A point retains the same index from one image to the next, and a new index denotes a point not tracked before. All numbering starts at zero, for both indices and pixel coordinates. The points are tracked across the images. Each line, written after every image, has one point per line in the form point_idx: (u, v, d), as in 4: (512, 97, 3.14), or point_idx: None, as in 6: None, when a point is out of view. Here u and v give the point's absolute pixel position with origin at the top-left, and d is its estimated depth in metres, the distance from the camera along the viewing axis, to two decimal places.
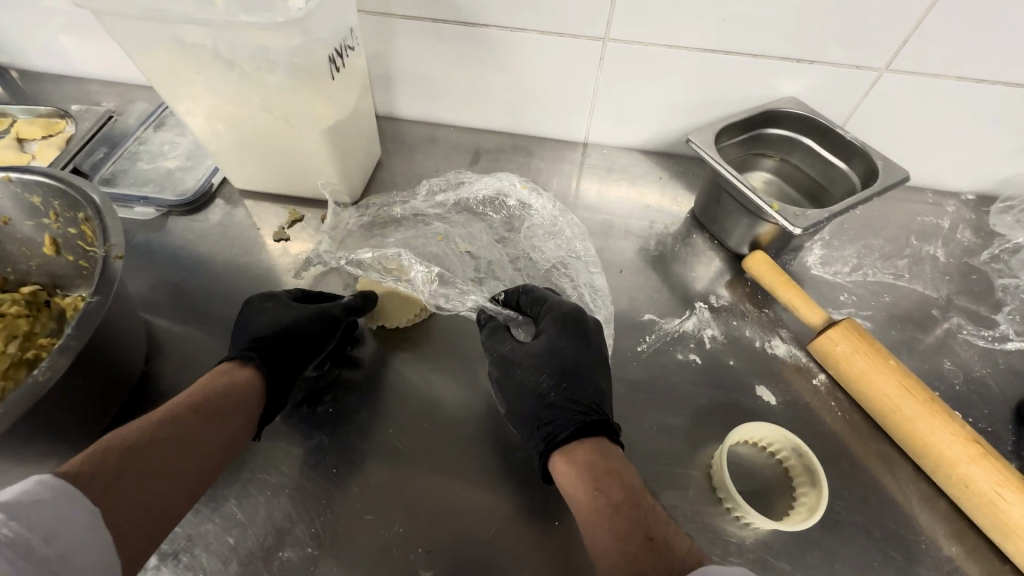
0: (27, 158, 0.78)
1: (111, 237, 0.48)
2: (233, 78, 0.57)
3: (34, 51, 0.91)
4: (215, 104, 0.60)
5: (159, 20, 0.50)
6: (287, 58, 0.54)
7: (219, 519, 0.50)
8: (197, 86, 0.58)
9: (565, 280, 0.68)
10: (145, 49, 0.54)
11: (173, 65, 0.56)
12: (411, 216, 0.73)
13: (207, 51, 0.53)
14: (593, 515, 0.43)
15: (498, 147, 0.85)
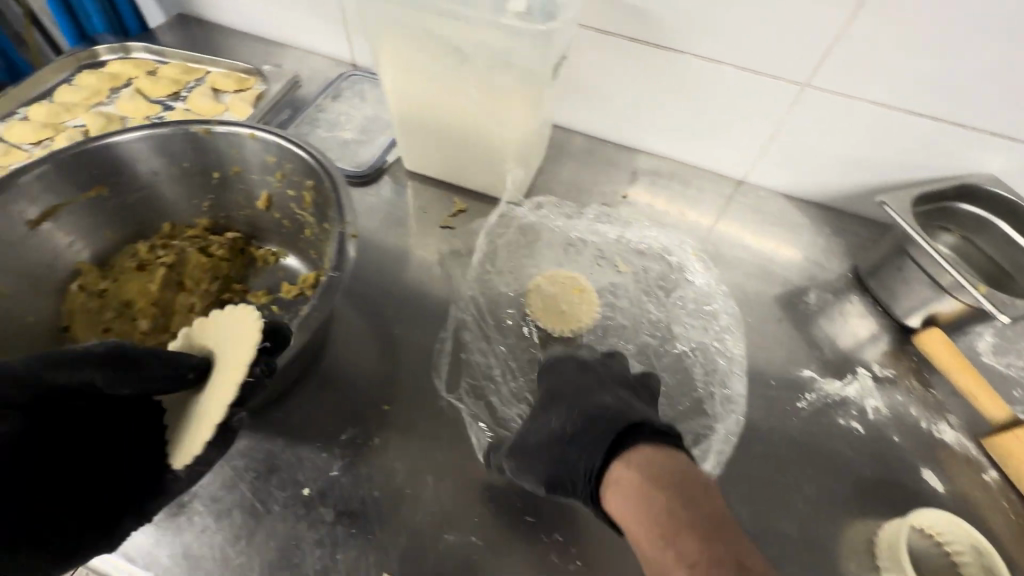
0: (221, 109, 0.83)
1: (348, 213, 0.51)
2: (461, 74, 0.59)
3: (233, 9, 0.98)
4: (430, 93, 0.63)
5: (424, 13, 0.54)
6: (523, 64, 0.56)
7: (388, 489, 0.51)
8: (421, 75, 0.62)
9: (706, 368, 0.61)
10: (392, 35, 0.58)
11: (406, 55, 0.60)
12: (566, 241, 0.71)
13: (450, 47, 0.57)
14: (661, 546, 0.35)
15: (655, 170, 0.85)
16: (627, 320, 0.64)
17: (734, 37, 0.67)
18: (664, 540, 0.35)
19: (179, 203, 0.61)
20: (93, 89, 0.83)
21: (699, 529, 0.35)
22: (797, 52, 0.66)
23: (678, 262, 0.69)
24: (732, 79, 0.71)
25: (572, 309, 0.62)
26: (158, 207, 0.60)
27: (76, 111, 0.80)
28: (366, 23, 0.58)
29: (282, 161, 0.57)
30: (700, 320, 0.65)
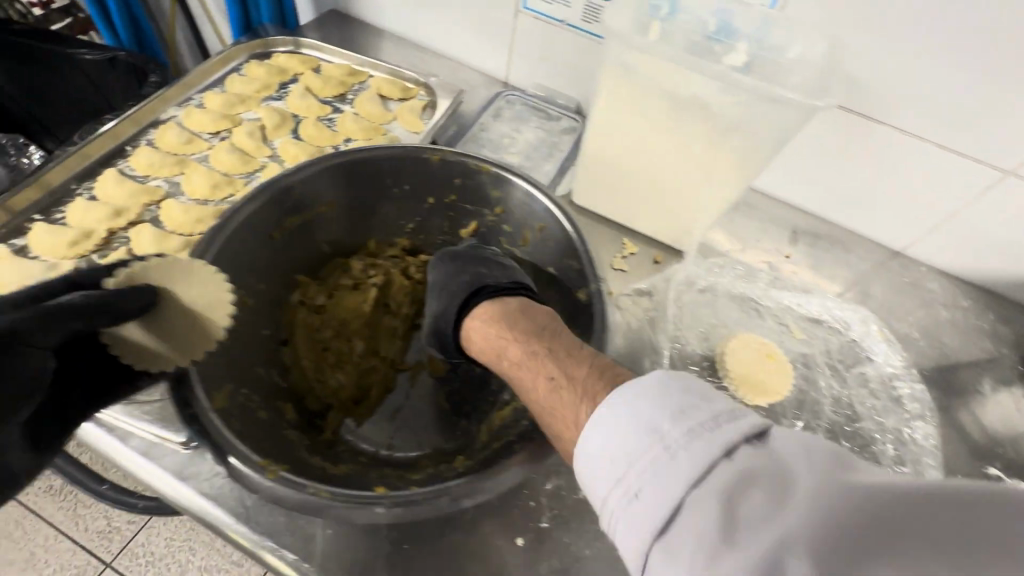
0: (389, 118, 0.83)
1: (599, 271, 0.49)
2: (697, 129, 0.60)
3: (395, 15, 0.98)
4: (648, 141, 0.64)
5: (687, 71, 0.56)
6: (768, 130, 0.57)
7: (599, 548, 0.50)
8: (647, 122, 0.62)
9: (899, 456, 0.59)
10: (637, 82, 0.60)
11: (640, 103, 0.61)
12: (745, 301, 0.70)
13: (698, 104, 0.58)
14: (521, 363, 0.43)
15: (814, 231, 0.83)
16: (815, 395, 0.63)
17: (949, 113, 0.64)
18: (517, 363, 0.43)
19: (386, 220, 0.60)
20: (263, 82, 0.83)
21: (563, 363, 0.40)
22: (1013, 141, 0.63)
23: (861, 339, 0.68)
24: (931, 157, 0.69)
25: (773, 379, 0.60)
26: (366, 226, 0.59)
27: (250, 103, 0.80)
28: (612, 63, 0.61)
29: (523, 200, 0.54)
30: (886, 402, 0.63)
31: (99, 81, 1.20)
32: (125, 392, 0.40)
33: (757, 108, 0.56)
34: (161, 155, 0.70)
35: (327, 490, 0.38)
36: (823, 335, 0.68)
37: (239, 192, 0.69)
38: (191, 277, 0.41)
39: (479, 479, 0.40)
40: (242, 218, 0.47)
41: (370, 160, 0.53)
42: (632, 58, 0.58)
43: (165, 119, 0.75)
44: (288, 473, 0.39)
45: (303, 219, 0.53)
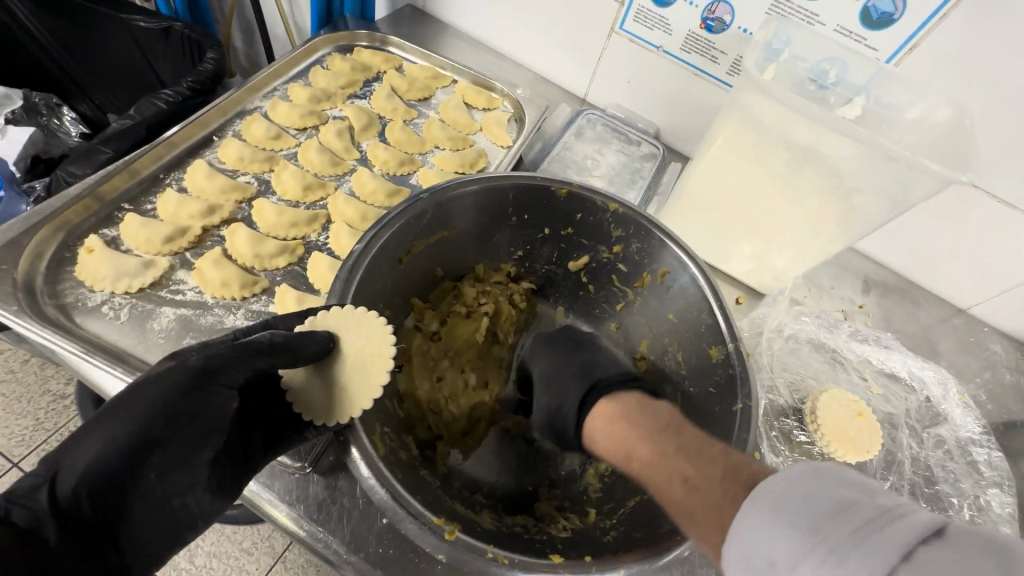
0: (475, 128, 0.81)
1: (737, 333, 0.48)
2: (822, 183, 0.59)
3: (476, 20, 0.95)
4: (762, 188, 0.63)
5: (819, 128, 0.55)
6: (899, 196, 0.56)
7: None
8: (765, 172, 0.61)
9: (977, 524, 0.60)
10: (761, 131, 0.59)
11: (759, 150, 0.61)
12: (829, 352, 0.70)
13: (826, 162, 0.57)
14: (649, 464, 0.37)
15: (887, 284, 0.84)
16: (895, 453, 0.64)
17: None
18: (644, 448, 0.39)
19: (498, 246, 0.61)
20: (348, 78, 0.80)
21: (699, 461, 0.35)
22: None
23: (941, 401, 0.69)
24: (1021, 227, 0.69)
25: (865, 440, 0.61)
26: (477, 249, 0.60)
27: (335, 100, 0.77)
28: (735, 108, 0.61)
29: (653, 245, 0.54)
30: (963, 466, 0.64)
31: (148, 48, 1.14)
32: (299, 441, 0.47)
33: (888, 169, 0.54)
34: (251, 149, 0.67)
35: (509, 556, 0.37)
36: (903, 394, 0.69)
37: (330, 196, 0.67)
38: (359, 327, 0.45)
39: (624, 539, 0.41)
40: (383, 242, 0.48)
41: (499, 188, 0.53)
42: (759, 106, 0.58)
43: (251, 111, 0.73)
44: (465, 532, 0.39)
45: (426, 241, 0.54)
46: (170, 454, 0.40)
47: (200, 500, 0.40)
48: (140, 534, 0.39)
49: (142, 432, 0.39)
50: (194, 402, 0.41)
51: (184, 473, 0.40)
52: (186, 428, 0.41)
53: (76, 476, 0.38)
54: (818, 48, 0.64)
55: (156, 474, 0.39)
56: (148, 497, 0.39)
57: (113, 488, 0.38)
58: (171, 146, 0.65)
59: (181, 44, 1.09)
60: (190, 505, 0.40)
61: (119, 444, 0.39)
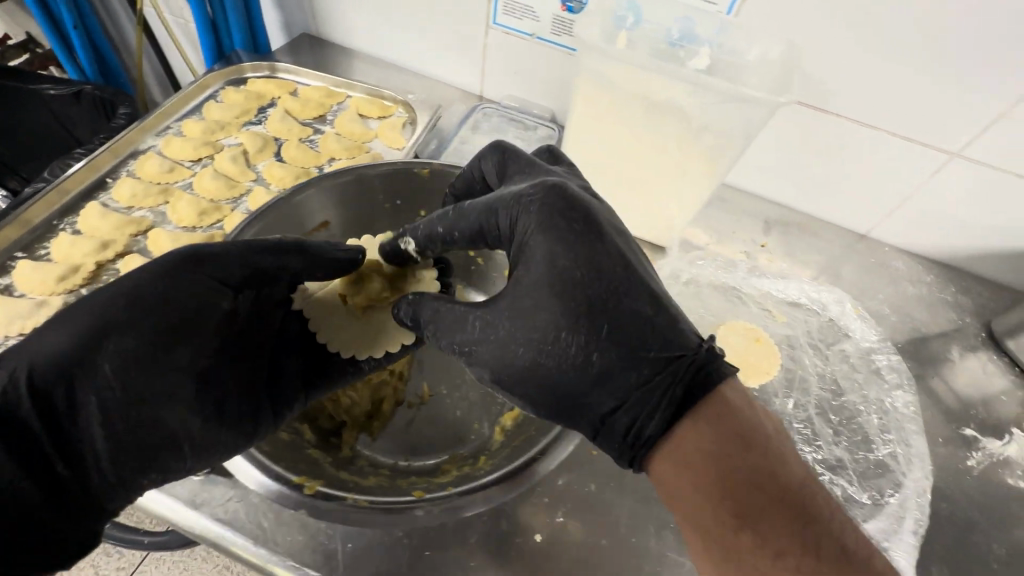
0: (370, 136, 0.84)
1: None
2: (674, 129, 0.63)
3: (365, 39, 1.00)
4: (625, 141, 0.67)
5: (656, 73, 0.59)
6: (739, 128, 0.60)
7: (613, 537, 0.51)
8: (625, 125, 0.65)
9: (882, 426, 0.63)
10: (610, 86, 0.63)
11: (615, 104, 0.64)
12: (730, 291, 0.73)
13: (672, 107, 0.61)
14: (732, 514, 0.39)
15: (785, 221, 0.89)
16: (800, 372, 0.66)
17: (895, 104, 0.71)
18: (731, 538, 0.39)
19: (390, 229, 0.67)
20: (242, 107, 0.83)
21: (779, 514, 0.38)
22: (952, 119, 0.70)
23: (838, 320, 0.72)
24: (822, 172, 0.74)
25: (765, 360, 0.64)
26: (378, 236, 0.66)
27: (229, 129, 0.80)
28: (581, 73, 0.65)
29: (528, 246, 0.45)
30: (867, 375, 0.67)
31: (64, 115, 1.16)
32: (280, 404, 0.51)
33: (724, 109, 0.60)
34: (143, 185, 0.70)
35: (370, 499, 0.46)
36: (803, 318, 0.72)
37: (226, 217, 0.70)
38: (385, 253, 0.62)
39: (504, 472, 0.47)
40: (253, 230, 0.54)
41: (363, 179, 0.60)
42: (606, 70, 0.62)
43: (144, 150, 0.75)
44: (327, 486, 0.47)
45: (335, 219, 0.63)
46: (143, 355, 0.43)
47: (183, 419, 0.44)
48: (102, 443, 0.41)
49: (116, 321, 0.42)
50: (167, 294, 0.45)
51: (163, 381, 0.44)
52: (157, 319, 0.44)
53: (21, 359, 0.40)
54: (660, 9, 0.69)
55: (121, 372, 0.42)
56: (110, 397, 0.42)
57: (64, 379, 0.40)
58: (63, 192, 0.67)
59: (93, 105, 1.11)
60: (170, 421, 0.44)
61: (76, 336, 0.41)
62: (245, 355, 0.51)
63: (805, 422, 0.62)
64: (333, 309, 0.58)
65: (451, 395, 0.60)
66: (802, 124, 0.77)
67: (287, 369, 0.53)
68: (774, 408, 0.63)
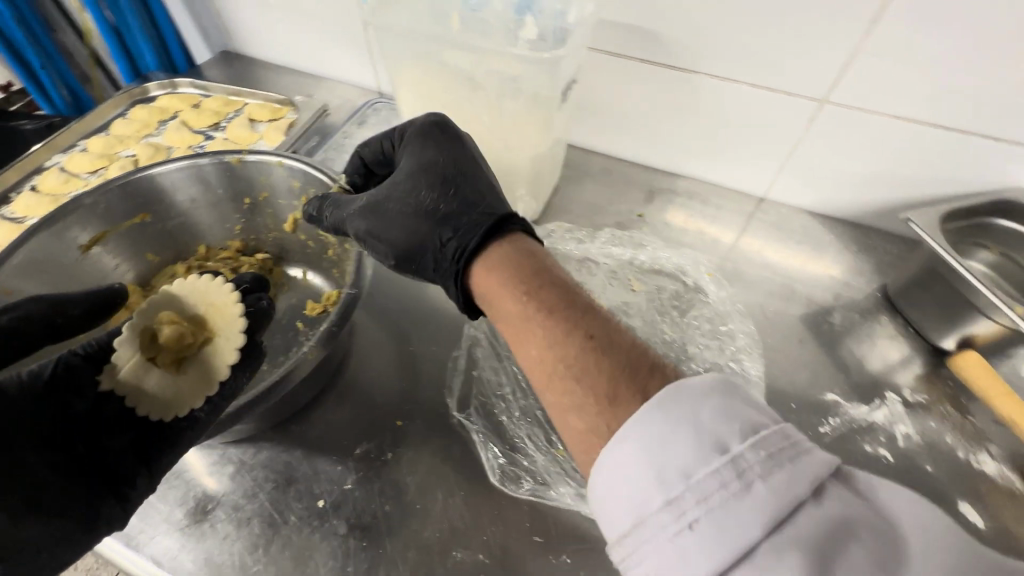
0: (256, 137, 0.89)
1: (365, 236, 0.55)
2: (471, 97, 0.61)
3: (268, 47, 1.04)
4: (442, 115, 0.65)
5: (433, 43, 0.57)
6: (530, 89, 0.58)
7: (397, 503, 0.52)
8: (433, 100, 0.64)
9: None
10: (405, 62, 0.61)
11: (442, 82, 0.61)
12: (582, 259, 0.71)
13: (461, 73, 0.59)
14: (545, 347, 0.40)
15: (672, 189, 0.85)
16: (642, 340, 0.63)
17: (753, 54, 0.67)
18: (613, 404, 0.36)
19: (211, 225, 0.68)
20: (142, 122, 0.90)
21: (644, 371, 0.37)
22: (802, 60, 0.65)
23: (694, 285, 0.68)
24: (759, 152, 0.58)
25: None
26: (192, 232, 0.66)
27: (127, 142, 0.87)
28: (397, 54, 0.61)
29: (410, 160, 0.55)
30: (715, 339, 0.63)
31: None
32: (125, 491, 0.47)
33: (505, 70, 0.57)
34: (38, 197, 0.78)
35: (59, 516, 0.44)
36: (657, 284, 0.68)
37: None
38: (199, 294, 0.56)
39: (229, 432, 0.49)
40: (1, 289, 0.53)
41: (132, 188, 0.59)
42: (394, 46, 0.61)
43: (49, 166, 0.84)
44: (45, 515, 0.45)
45: (116, 228, 0.61)
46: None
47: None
48: None
49: None
50: None
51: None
52: None
53: None
54: None
55: None
56: None
57: None
58: None
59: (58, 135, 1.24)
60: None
61: None
62: (65, 457, 0.47)
63: None
64: (137, 378, 0.51)
65: (270, 372, 0.65)
66: (658, 84, 0.74)
67: (112, 449, 0.49)
68: None
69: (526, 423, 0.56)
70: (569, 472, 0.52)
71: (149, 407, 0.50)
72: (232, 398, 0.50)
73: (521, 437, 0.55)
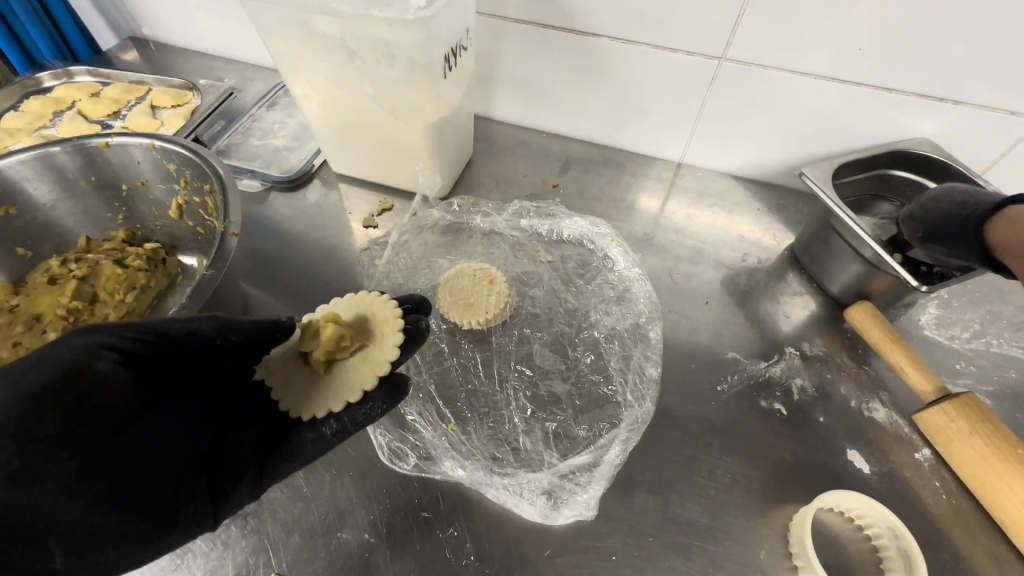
0: (157, 124, 0.85)
1: (230, 214, 0.54)
2: (351, 68, 0.58)
3: (171, 30, 0.99)
4: (327, 89, 0.62)
5: (297, 11, 0.54)
6: (406, 55, 0.55)
7: (285, 488, 0.51)
8: (314, 73, 0.61)
9: (618, 356, 0.59)
10: (275, 34, 0.58)
11: (320, 53, 0.58)
12: (489, 233, 0.70)
13: (334, 42, 0.56)
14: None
15: (589, 158, 0.84)
16: (544, 311, 0.63)
17: (650, 11, 0.64)
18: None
19: (94, 216, 0.65)
20: (33, 114, 0.85)
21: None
22: (697, 18, 0.63)
23: (599, 251, 0.67)
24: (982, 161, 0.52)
25: (478, 298, 0.60)
26: (69, 224, 0.63)
27: (17, 136, 0.83)
28: (264, 27, 0.57)
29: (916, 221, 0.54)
30: (616, 304, 0.63)
31: None
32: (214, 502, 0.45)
33: (377, 37, 0.54)
34: None
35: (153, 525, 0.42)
36: (563, 253, 0.68)
37: None
38: (372, 310, 0.53)
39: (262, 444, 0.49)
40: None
41: None
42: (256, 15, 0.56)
43: None
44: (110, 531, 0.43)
45: None
46: (26, 438, 0.37)
47: (66, 502, 0.38)
48: None
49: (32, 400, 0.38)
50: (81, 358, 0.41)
51: (48, 461, 0.38)
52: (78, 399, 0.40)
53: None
54: None
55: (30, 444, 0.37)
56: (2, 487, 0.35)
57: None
58: None
59: None
60: (53, 511, 0.37)
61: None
62: (173, 450, 0.46)
63: (527, 359, 0.59)
64: (289, 361, 0.52)
65: None
66: (562, 49, 0.72)
67: (231, 451, 0.48)
68: (493, 348, 0.59)
69: (417, 400, 0.55)
70: (457, 446, 0.51)
71: (287, 396, 0.51)
72: (361, 425, 0.48)
73: (411, 415, 0.54)
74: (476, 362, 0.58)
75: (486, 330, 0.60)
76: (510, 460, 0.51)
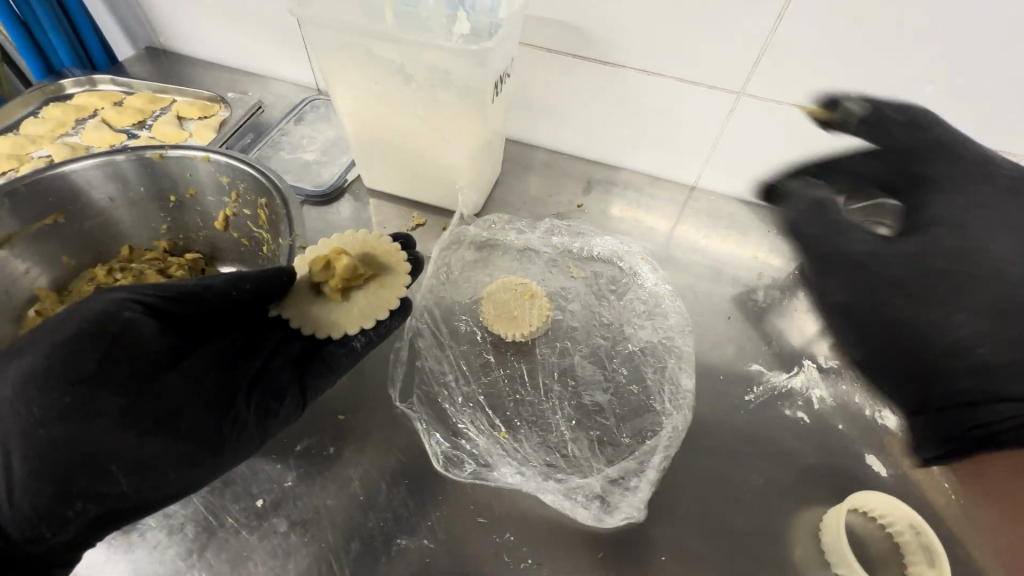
0: (185, 136, 0.86)
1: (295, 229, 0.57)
2: (405, 91, 0.62)
3: (195, 42, 1.00)
4: (377, 108, 0.65)
5: (360, 37, 0.57)
6: (461, 82, 0.59)
7: (341, 495, 0.52)
8: (366, 93, 0.63)
9: (654, 368, 0.62)
10: (332, 56, 0.60)
11: (375, 76, 0.61)
12: (523, 249, 0.73)
13: (392, 67, 0.59)
14: None
15: (610, 180, 0.88)
16: (581, 324, 0.66)
17: (677, 48, 0.70)
18: None
19: (135, 226, 0.65)
20: (56, 121, 0.85)
21: None
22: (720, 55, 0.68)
23: (628, 269, 0.71)
24: None
25: (523, 311, 0.63)
26: (110, 232, 0.63)
27: (40, 143, 0.82)
28: (322, 48, 0.60)
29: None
30: (649, 318, 0.66)
31: None
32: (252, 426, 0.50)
33: (436, 64, 0.57)
34: None
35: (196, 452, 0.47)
36: (595, 270, 0.71)
37: None
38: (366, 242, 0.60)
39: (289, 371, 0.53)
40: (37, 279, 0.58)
41: (45, 187, 0.56)
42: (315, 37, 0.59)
43: None
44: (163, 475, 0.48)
45: (23, 231, 0.57)
46: (72, 376, 0.42)
47: (120, 436, 0.43)
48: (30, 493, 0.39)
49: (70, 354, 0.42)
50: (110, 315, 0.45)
51: (98, 399, 0.43)
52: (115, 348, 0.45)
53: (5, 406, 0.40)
54: None
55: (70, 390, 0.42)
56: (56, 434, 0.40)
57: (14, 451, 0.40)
58: None
59: None
60: (110, 442, 0.42)
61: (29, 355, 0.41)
62: (210, 387, 0.51)
63: (570, 371, 0.62)
64: (299, 295, 0.56)
65: None
66: (592, 78, 0.77)
67: (271, 381, 0.53)
68: (535, 359, 0.62)
69: (468, 409, 0.57)
70: (511, 453, 0.54)
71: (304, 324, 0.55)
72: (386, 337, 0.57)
73: (464, 424, 0.56)
74: (521, 373, 0.61)
75: (528, 342, 0.63)
76: (562, 465, 0.54)
